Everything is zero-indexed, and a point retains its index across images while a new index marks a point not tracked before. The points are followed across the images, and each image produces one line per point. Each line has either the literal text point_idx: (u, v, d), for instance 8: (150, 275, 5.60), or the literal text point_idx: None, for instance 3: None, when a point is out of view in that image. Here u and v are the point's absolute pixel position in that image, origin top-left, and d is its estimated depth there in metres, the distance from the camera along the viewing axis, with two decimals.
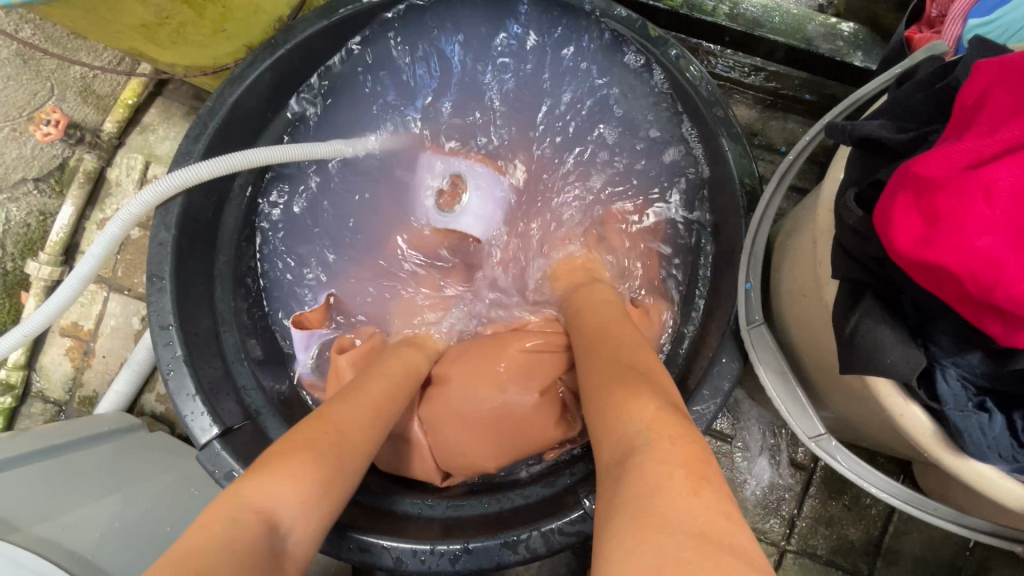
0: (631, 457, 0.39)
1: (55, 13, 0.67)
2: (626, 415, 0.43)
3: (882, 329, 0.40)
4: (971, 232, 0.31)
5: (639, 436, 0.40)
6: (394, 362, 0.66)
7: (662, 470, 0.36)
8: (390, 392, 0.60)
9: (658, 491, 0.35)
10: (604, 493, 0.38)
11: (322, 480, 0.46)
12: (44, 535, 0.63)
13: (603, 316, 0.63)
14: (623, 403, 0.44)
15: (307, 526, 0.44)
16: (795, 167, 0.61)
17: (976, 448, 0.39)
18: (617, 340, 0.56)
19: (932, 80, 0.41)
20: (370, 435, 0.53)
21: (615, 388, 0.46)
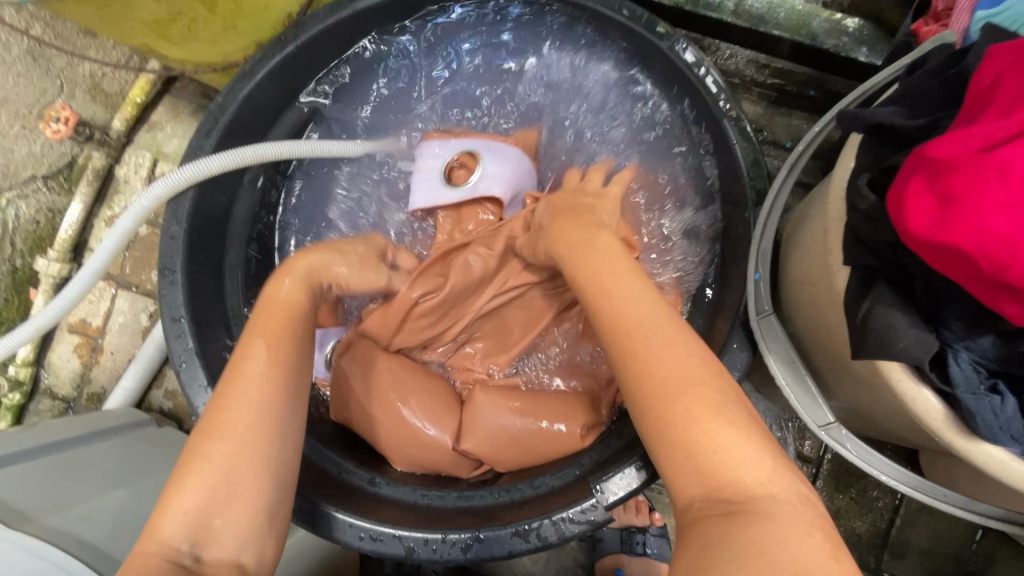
0: (748, 515, 0.37)
1: (68, 9, 0.68)
2: (734, 459, 0.39)
3: (893, 313, 0.41)
4: (984, 213, 0.32)
5: (760, 483, 0.38)
6: (270, 317, 0.57)
7: (796, 530, 0.36)
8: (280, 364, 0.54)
9: (793, 553, 0.34)
10: (702, 533, 0.38)
11: (205, 493, 0.48)
12: (56, 526, 0.63)
13: (625, 290, 0.50)
14: (720, 438, 0.40)
15: (217, 534, 0.47)
16: (804, 159, 0.61)
17: (988, 430, 0.40)
18: (661, 333, 0.46)
19: (944, 69, 0.41)
20: (259, 423, 0.51)
21: (707, 408, 0.41)
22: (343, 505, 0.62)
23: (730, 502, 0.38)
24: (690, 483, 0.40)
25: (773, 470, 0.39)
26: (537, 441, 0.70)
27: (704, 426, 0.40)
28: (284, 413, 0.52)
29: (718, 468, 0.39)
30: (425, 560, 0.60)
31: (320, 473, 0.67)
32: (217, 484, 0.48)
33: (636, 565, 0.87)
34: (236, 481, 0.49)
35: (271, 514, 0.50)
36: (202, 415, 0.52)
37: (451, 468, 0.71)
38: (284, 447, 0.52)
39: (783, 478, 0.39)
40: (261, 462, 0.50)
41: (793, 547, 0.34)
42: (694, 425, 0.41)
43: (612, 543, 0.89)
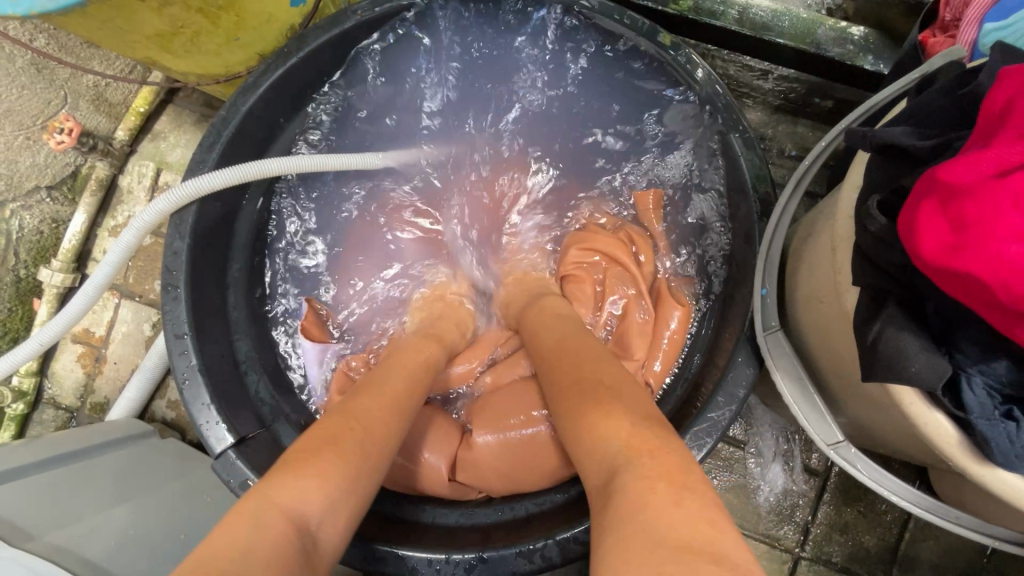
0: (609, 488, 0.40)
1: (71, 23, 0.68)
2: (597, 440, 0.45)
3: (905, 337, 0.40)
4: (1000, 241, 0.31)
5: (620, 457, 0.42)
6: (412, 357, 0.63)
7: (644, 489, 0.38)
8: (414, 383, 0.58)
9: (641, 515, 0.36)
10: (597, 524, 0.39)
11: (347, 474, 0.44)
12: (58, 544, 0.63)
13: (556, 335, 0.63)
14: (591, 425, 0.46)
15: (339, 524, 0.43)
16: (811, 172, 0.61)
17: (1004, 457, 0.39)
18: (571, 359, 0.57)
19: (955, 86, 0.41)
20: (393, 426, 0.51)
21: (586, 406, 0.49)
22: None
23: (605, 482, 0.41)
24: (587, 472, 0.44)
25: (631, 435, 0.43)
26: (538, 456, 0.66)
27: (588, 424, 0.47)
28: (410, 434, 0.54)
29: (592, 455, 0.44)
30: None
31: None
32: (356, 470, 0.45)
33: None
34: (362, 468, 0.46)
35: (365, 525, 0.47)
36: (347, 402, 0.52)
37: (455, 495, 0.68)
38: None
39: (643, 443, 0.43)
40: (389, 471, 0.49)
41: (638, 500, 0.37)
42: (578, 418, 0.48)
43: None
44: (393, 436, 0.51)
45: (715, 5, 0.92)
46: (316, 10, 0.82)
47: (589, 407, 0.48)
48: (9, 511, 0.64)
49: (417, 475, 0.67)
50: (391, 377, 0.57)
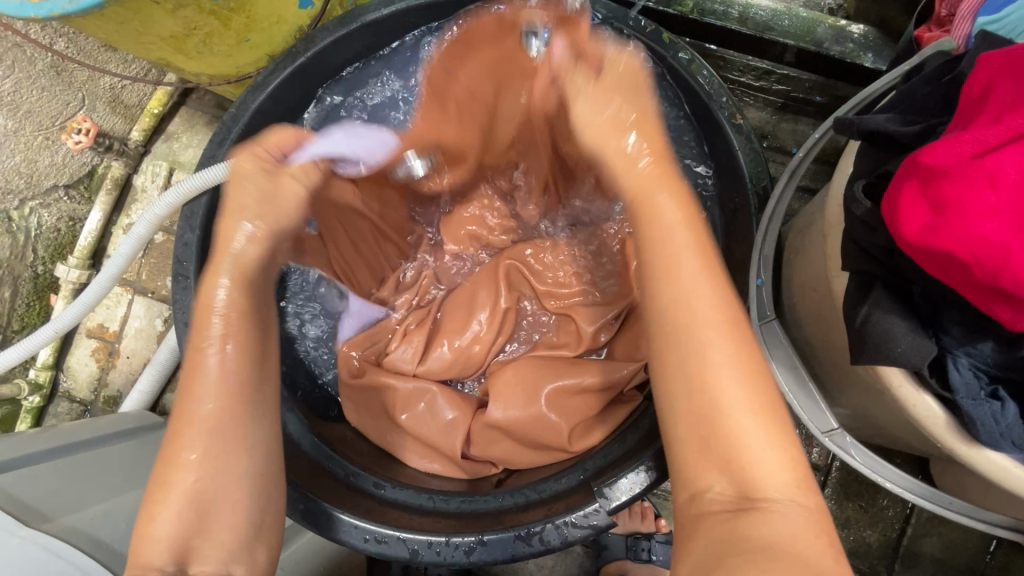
0: (758, 507, 0.39)
1: (89, 26, 0.70)
2: (758, 455, 0.41)
3: (892, 318, 0.41)
4: (976, 219, 0.32)
5: (778, 482, 0.40)
6: (222, 330, 0.53)
7: (807, 531, 0.37)
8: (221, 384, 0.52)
9: (803, 554, 0.36)
10: (717, 531, 0.39)
11: (175, 515, 0.49)
12: (73, 525, 0.65)
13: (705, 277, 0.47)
14: (755, 440, 0.41)
15: (203, 551, 0.49)
16: (803, 165, 0.62)
17: (989, 437, 0.39)
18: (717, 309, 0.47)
19: (940, 75, 0.42)
20: (214, 459, 0.51)
21: (741, 404, 0.42)
22: (344, 506, 0.63)
23: (751, 499, 0.39)
24: (716, 480, 0.42)
25: (791, 464, 0.41)
26: (526, 429, 0.71)
27: (744, 428, 0.42)
28: (247, 429, 0.54)
29: (752, 467, 0.40)
30: (428, 563, 0.61)
31: (326, 474, 0.68)
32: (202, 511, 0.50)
33: (642, 571, 0.86)
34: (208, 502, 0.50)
35: (260, 519, 0.53)
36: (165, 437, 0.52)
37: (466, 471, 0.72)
38: (259, 458, 0.54)
39: (791, 467, 0.41)
40: (240, 482, 0.52)
41: (792, 536, 0.37)
42: (729, 405, 0.42)
43: (618, 551, 0.89)
44: (221, 453, 0.51)
45: (716, 5, 0.94)
46: (324, 12, 0.85)
47: (749, 406, 0.42)
48: (25, 493, 0.66)
49: (437, 448, 0.73)
50: (193, 392, 0.52)
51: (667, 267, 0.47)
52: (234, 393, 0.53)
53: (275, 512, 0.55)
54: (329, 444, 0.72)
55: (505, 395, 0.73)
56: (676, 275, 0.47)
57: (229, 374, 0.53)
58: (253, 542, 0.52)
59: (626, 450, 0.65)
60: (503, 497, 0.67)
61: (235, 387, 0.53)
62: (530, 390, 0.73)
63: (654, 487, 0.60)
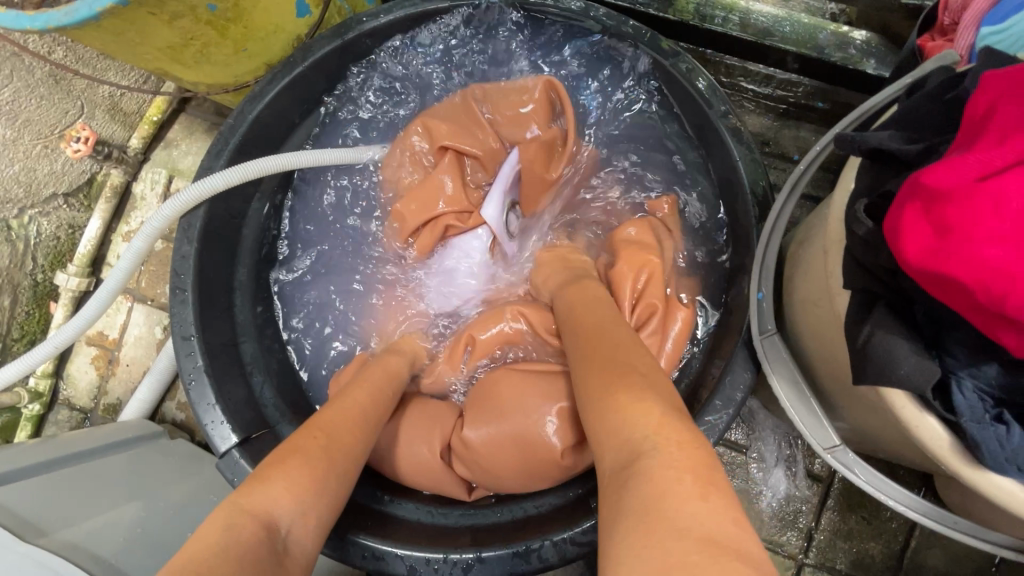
0: (632, 468, 0.38)
1: (85, 37, 0.70)
2: (626, 422, 0.42)
3: (894, 339, 0.40)
4: (982, 244, 0.31)
5: (644, 440, 0.39)
6: (375, 371, 0.67)
7: (666, 474, 0.36)
8: (381, 394, 0.63)
9: (664, 502, 0.34)
10: (605, 504, 0.38)
11: (306, 475, 0.47)
12: (70, 540, 0.64)
13: (596, 307, 0.61)
14: (621, 408, 0.43)
15: (310, 522, 0.45)
16: (807, 176, 0.61)
17: (995, 461, 0.39)
18: (617, 336, 0.54)
19: (942, 91, 0.41)
20: (359, 439, 0.55)
21: (620, 390, 0.45)
22: (340, 519, 0.63)
23: (622, 465, 0.39)
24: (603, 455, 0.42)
25: (661, 423, 0.40)
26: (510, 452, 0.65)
27: (621, 401, 0.44)
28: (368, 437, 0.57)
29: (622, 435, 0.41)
30: None
31: None
32: (329, 477, 0.49)
33: None
34: (330, 473, 0.50)
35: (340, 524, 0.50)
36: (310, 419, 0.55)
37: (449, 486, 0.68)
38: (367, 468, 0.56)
39: (672, 431, 0.39)
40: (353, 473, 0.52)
41: (662, 491, 0.34)
42: (607, 390, 0.46)
43: None
44: (347, 441, 0.53)
45: (717, 11, 0.93)
46: (322, 21, 0.84)
47: (620, 386, 0.46)
48: (22, 507, 0.66)
49: (422, 467, 0.68)
50: (349, 393, 0.60)
51: (573, 315, 0.62)
52: (367, 405, 0.60)
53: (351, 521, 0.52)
54: None
55: (492, 409, 0.68)
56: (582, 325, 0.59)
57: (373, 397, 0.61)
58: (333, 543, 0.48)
59: None
60: (499, 513, 0.67)
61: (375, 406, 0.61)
62: (517, 404, 0.67)
63: None
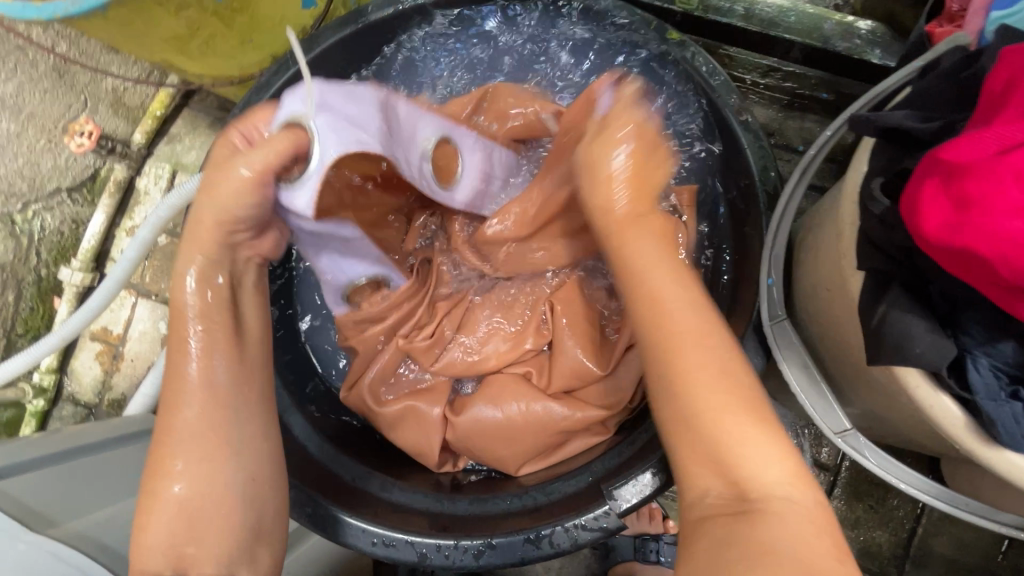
0: (759, 508, 0.38)
1: (90, 27, 0.69)
2: (748, 451, 0.41)
3: (909, 317, 0.40)
4: (1001, 217, 0.32)
5: (772, 480, 0.40)
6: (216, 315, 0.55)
7: (803, 527, 0.37)
8: (209, 367, 0.54)
9: (800, 549, 0.36)
10: (714, 529, 0.39)
11: (167, 520, 0.51)
12: (80, 530, 0.64)
13: (673, 285, 0.50)
14: (743, 437, 0.41)
15: (194, 559, 0.51)
16: (814, 163, 0.61)
17: (1011, 437, 0.39)
18: (705, 337, 0.47)
19: (957, 70, 0.41)
20: (217, 439, 0.53)
21: (732, 415, 0.42)
22: (351, 509, 0.63)
23: (745, 499, 0.39)
24: (712, 481, 0.41)
25: (786, 461, 0.41)
26: (505, 439, 0.70)
27: (731, 424, 0.42)
28: (231, 426, 0.54)
29: (739, 461, 0.41)
30: (436, 566, 0.61)
31: (331, 478, 0.67)
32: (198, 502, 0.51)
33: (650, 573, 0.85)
34: (200, 497, 0.52)
35: (256, 525, 0.54)
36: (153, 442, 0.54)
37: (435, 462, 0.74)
38: (247, 454, 0.55)
39: (789, 468, 0.41)
40: (225, 489, 0.52)
41: (794, 540, 0.36)
42: (722, 410, 0.43)
43: (626, 552, 0.88)
44: (206, 462, 0.52)
45: (722, 2, 0.93)
46: (327, 12, 0.84)
47: (731, 404, 0.43)
48: (31, 498, 0.66)
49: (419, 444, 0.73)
50: (187, 386, 0.53)
51: (638, 285, 0.50)
52: (218, 390, 0.54)
53: (272, 511, 0.56)
54: (335, 445, 0.71)
55: (486, 404, 0.71)
56: (661, 313, 0.48)
57: (219, 372, 0.54)
58: (250, 546, 0.54)
59: (633, 452, 0.65)
60: (511, 500, 0.67)
61: (221, 382, 0.54)
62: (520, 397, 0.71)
63: (665, 490, 0.60)
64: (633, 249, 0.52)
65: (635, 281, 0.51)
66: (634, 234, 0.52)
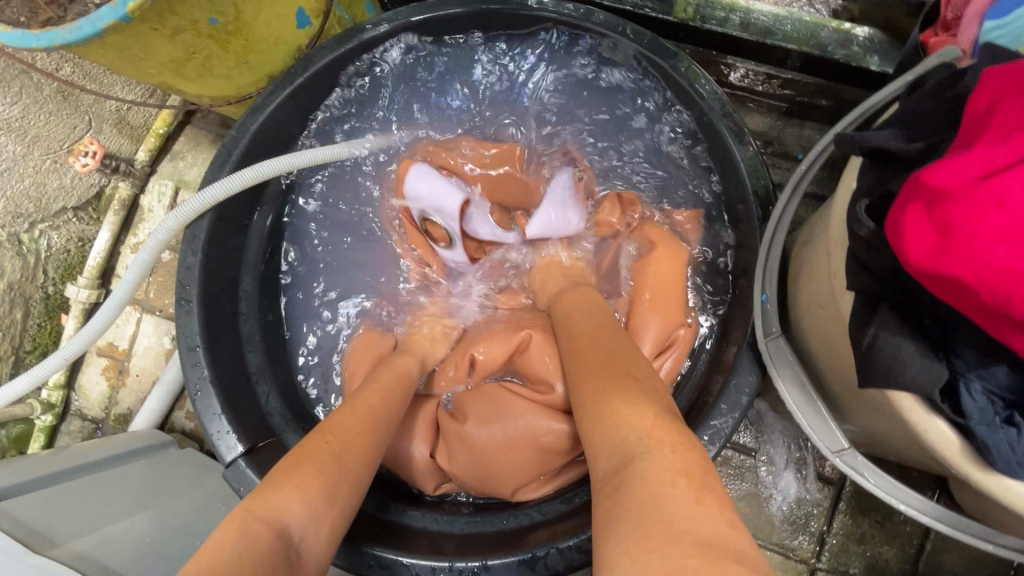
0: (631, 470, 0.40)
1: (88, 53, 0.71)
2: (623, 422, 0.44)
3: (899, 341, 0.40)
4: (985, 244, 0.31)
5: (638, 443, 0.41)
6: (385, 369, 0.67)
7: (659, 480, 0.38)
8: (392, 394, 0.62)
9: (674, 509, 0.35)
10: (606, 498, 0.40)
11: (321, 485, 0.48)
12: (80, 551, 0.65)
13: (592, 317, 0.64)
14: (620, 409, 0.45)
15: (321, 529, 0.46)
16: (808, 177, 0.60)
17: (1005, 464, 0.38)
18: (609, 345, 0.57)
19: (944, 88, 0.40)
20: (373, 445, 0.55)
21: (619, 394, 0.47)
22: (350, 532, 0.63)
23: (624, 464, 0.41)
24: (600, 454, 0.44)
25: (654, 426, 0.42)
26: (486, 450, 0.67)
27: (610, 399, 0.46)
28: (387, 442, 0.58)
29: (617, 429, 0.44)
30: None
31: None
32: (340, 480, 0.49)
33: None
34: (341, 477, 0.50)
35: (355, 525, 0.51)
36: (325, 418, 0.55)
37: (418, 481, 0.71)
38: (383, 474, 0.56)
39: (670, 435, 0.41)
40: (360, 486, 0.52)
41: (672, 501, 0.36)
42: (603, 390, 0.48)
43: None
44: (371, 446, 0.54)
45: (717, 11, 0.92)
46: (323, 31, 0.85)
47: (622, 387, 0.48)
48: (33, 519, 0.66)
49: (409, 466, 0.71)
50: (372, 394, 0.60)
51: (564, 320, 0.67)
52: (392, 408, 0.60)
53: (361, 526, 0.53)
54: None
55: (474, 423, 0.69)
56: (584, 337, 0.60)
57: (393, 398, 0.62)
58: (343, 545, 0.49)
59: None
60: (507, 520, 0.66)
61: (393, 408, 0.61)
62: (506, 406, 0.69)
63: None
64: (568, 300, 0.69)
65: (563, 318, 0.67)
66: (568, 294, 0.71)
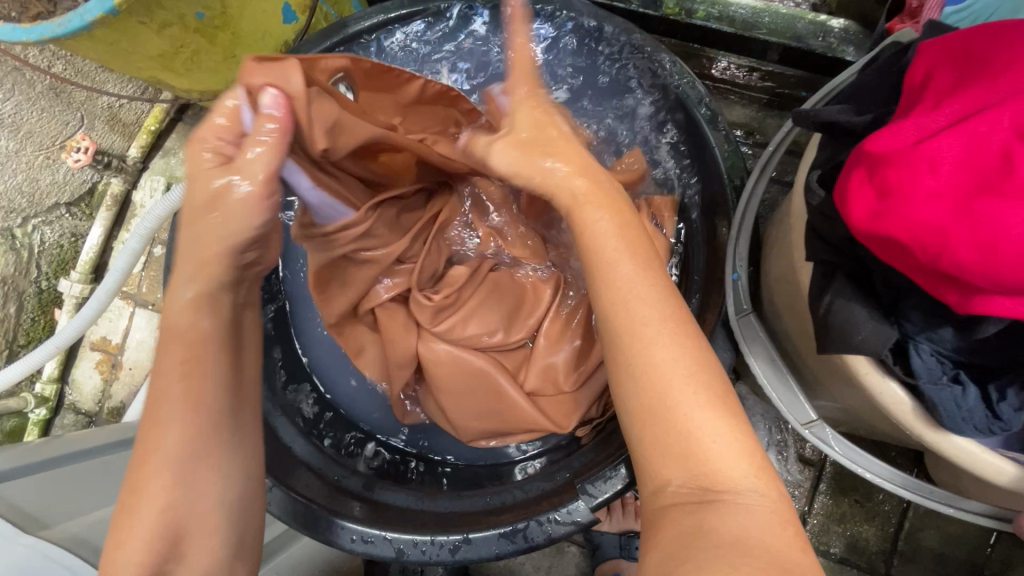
0: (721, 502, 0.38)
1: (76, 46, 0.72)
2: (713, 446, 0.40)
3: (853, 306, 0.41)
4: (919, 204, 0.34)
5: (739, 476, 0.40)
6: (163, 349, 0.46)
7: (768, 521, 0.38)
8: (190, 390, 0.46)
9: (758, 537, 0.37)
10: (680, 520, 0.39)
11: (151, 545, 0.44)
12: (69, 532, 0.66)
13: (633, 260, 0.47)
14: (711, 429, 0.41)
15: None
16: (775, 158, 0.64)
17: (953, 422, 0.39)
18: (667, 318, 0.45)
19: (890, 65, 0.43)
20: (194, 469, 0.46)
21: (698, 408, 0.41)
22: (338, 510, 0.64)
23: (710, 490, 0.39)
24: (678, 477, 0.40)
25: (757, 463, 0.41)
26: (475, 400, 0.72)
27: (695, 417, 0.41)
28: (223, 451, 0.48)
29: (702, 454, 0.40)
30: (414, 562, 0.62)
31: (319, 477, 0.68)
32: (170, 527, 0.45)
33: None
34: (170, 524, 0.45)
35: (243, 539, 0.49)
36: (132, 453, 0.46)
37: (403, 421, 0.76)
38: (234, 477, 0.48)
39: (748, 455, 0.41)
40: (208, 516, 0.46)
41: (756, 533, 0.37)
42: (684, 398, 0.41)
43: (611, 550, 0.87)
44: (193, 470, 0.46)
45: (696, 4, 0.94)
46: (309, 26, 0.87)
47: (704, 399, 0.41)
48: (23, 501, 0.67)
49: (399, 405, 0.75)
50: (162, 405, 0.45)
51: (594, 260, 0.48)
52: (207, 407, 0.47)
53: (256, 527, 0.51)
54: (321, 448, 0.73)
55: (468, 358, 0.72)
56: (631, 305, 0.45)
57: (192, 395, 0.46)
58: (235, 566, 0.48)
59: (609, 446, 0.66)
60: (492, 498, 0.67)
61: (201, 406, 0.46)
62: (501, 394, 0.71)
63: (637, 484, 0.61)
64: (592, 224, 0.49)
65: (588, 254, 0.49)
66: (592, 218, 0.49)
